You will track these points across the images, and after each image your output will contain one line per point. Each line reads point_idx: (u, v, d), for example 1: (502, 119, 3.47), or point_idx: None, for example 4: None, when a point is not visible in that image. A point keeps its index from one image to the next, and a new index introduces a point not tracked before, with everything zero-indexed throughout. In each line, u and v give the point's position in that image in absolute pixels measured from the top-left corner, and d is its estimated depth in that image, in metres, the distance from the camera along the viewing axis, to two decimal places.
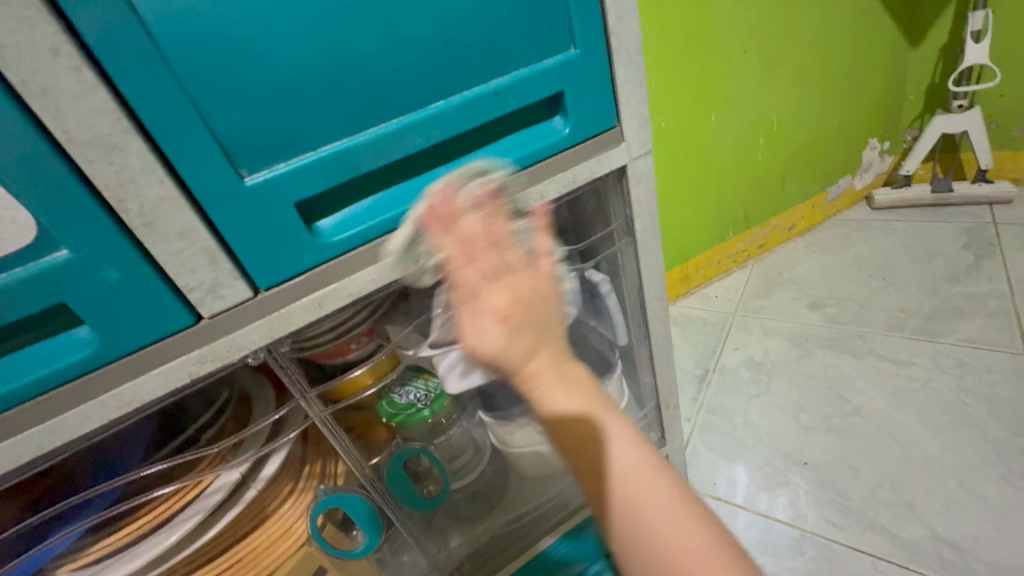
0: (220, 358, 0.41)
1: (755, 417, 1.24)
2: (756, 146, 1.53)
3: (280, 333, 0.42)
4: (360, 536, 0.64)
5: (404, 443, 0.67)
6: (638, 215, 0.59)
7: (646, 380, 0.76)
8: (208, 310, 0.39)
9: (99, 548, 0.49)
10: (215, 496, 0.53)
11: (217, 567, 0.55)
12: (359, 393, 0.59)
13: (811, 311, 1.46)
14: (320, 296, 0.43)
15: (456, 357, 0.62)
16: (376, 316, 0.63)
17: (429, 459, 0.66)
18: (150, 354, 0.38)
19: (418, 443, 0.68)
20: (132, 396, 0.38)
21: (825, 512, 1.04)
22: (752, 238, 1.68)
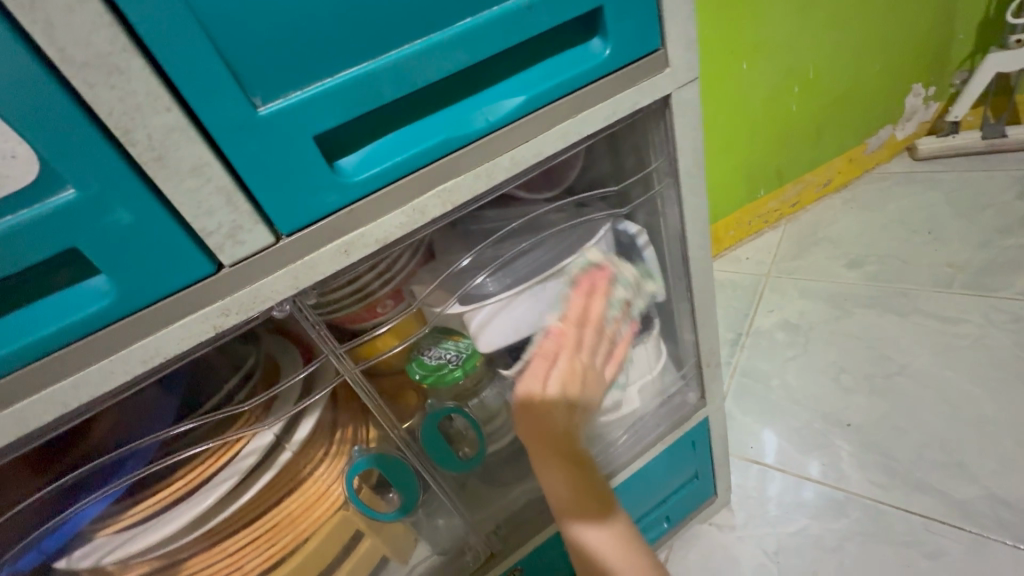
0: (245, 311, 0.38)
1: (793, 379, 1.19)
2: (790, 96, 1.44)
3: (305, 283, 0.39)
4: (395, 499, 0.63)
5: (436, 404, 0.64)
6: (682, 152, 0.54)
7: (686, 337, 0.72)
8: (229, 257, 0.36)
9: (138, 511, 0.49)
10: (249, 459, 0.52)
11: (256, 530, 0.55)
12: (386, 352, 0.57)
13: (849, 269, 1.39)
14: (346, 242, 0.39)
15: (490, 314, 0.59)
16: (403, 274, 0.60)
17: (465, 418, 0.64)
18: (171, 306, 0.36)
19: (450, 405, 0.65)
20: (156, 350, 0.36)
21: (870, 474, 1.00)
22: (784, 197, 1.59)
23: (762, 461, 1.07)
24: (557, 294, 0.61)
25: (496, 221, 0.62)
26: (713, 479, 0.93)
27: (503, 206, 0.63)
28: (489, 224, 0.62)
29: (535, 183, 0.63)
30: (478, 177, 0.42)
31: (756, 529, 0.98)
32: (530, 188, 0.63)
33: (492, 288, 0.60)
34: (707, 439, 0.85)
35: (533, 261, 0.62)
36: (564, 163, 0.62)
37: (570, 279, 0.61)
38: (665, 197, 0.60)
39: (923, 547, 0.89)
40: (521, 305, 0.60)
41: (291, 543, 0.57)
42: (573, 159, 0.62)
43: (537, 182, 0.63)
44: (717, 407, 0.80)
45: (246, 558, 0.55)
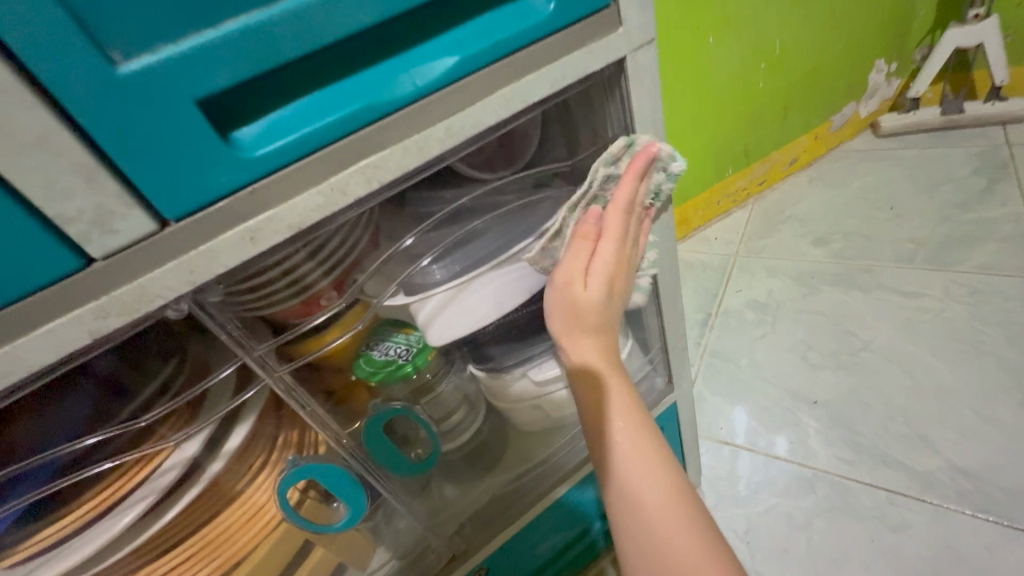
0: (129, 312, 0.32)
1: (761, 358, 1.19)
2: (757, 73, 1.41)
3: (204, 277, 0.34)
4: (342, 508, 0.58)
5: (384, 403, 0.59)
6: (639, 123, 0.49)
7: (652, 322, 0.69)
8: (99, 249, 0.30)
9: (33, 543, 0.43)
10: (168, 475, 0.46)
11: (184, 552, 0.50)
12: (322, 350, 0.53)
13: (815, 247, 1.39)
14: (251, 228, 0.34)
15: (438, 305, 0.54)
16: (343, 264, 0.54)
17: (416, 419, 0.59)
18: (30, 309, 0.29)
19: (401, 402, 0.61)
20: (17, 361, 0.30)
21: (837, 450, 1.00)
22: (752, 175, 1.58)
23: (733, 441, 1.06)
24: (513, 279, 0.56)
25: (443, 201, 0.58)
26: (683, 464, 0.92)
27: (453, 183, 0.58)
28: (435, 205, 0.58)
29: (487, 160, 0.58)
30: (407, 151, 0.37)
31: (726, 510, 0.97)
32: (481, 165, 0.57)
33: (439, 276, 0.54)
34: (676, 424, 0.83)
35: (487, 244, 0.57)
36: (518, 135, 0.57)
37: (526, 267, 0.57)
38: None
39: (887, 520, 0.90)
40: (472, 294, 0.54)
41: (226, 563, 0.52)
42: (526, 132, 0.57)
43: (489, 159, 0.58)
44: (684, 392, 0.77)
45: None
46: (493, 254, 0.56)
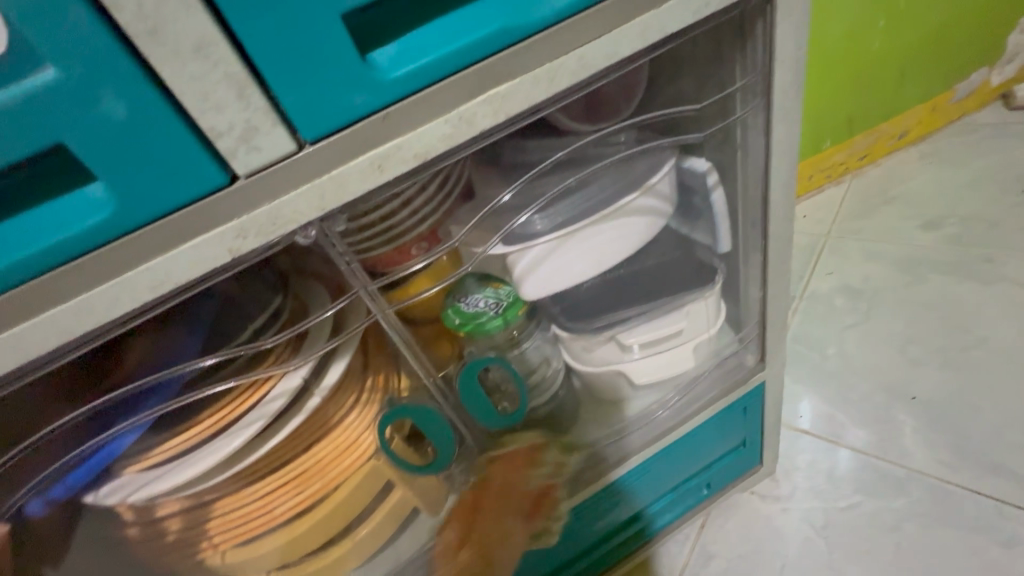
0: (265, 234, 0.32)
1: (851, 347, 1.09)
2: (873, 31, 1.26)
3: (333, 204, 0.33)
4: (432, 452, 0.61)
5: (476, 352, 0.60)
6: (779, 66, 0.44)
7: (753, 294, 0.64)
8: (244, 167, 0.30)
9: (161, 451, 0.46)
10: (277, 402, 0.49)
11: (286, 474, 0.54)
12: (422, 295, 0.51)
13: (924, 231, 1.25)
14: (379, 155, 0.33)
15: (537, 257, 0.53)
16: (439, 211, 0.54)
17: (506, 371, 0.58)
18: (180, 223, 0.30)
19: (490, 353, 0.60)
20: (165, 274, 0.31)
21: (937, 452, 0.92)
22: (851, 149, 1.41)
23: (817, 433, 0.99)
24: (611, 236, 0.54)
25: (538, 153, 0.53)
26: (760, 448, 0.87)
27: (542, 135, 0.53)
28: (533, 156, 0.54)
29: (581, 113, 0.52)
30: (538, 82, 0.35)
31: (802, 501, 0.92)
32: (575, 117, 0.52)
33: (540, 227, 0.53)
34: (760, 406, 0.79)
35: (590, 197, 0.54)
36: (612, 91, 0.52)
37: (629, 222, 0.54)
38: (748, 125, 0.51)
39: (993, 533, 0.83)
40: (572, 248, 0.53)
41: (320, 491, 0.56)
42: (631, 83, 0.52)
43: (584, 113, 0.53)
44: (776, 372, 0.73)
45: (275, 502, 0.55)
46: (595, 208, 0.53)
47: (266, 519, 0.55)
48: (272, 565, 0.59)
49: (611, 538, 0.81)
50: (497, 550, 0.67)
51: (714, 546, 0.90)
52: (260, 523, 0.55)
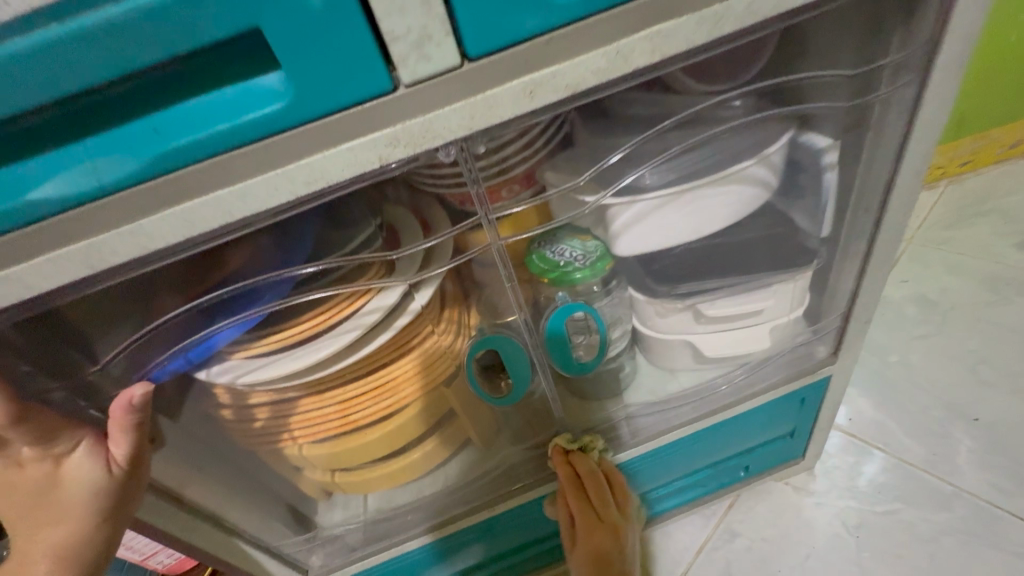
0: (413, 146, 0.33)
1: (916, 358, 1.05)
2: (1012, 22, 1.13)
3: (479, 125, 0.34)
4: (507, 385, 0.64)
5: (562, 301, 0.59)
6: (949, 39, 0.41)
7: (844, 283, 0.62)
8: (410, 75, 0.31)
9: (265, 343, 0.50)
10: (372, 315, 0.52)
11: (365, 385, 0.58)
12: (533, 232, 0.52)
13: (1020, 250, 1.16)
14: (532, 81, 0.33)
15: (640, 213, 0.52)
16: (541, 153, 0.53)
17: (593, 319, 0.59)
18: (340, 123, 0.32)
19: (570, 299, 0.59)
20: (321, 172, 0.32)
21: (992, 476, 0.89)
22: (954, 152, 1.30)
23: (864, 437, 0.97)
24: (717, 203, 0.53)
25: (650, 111, 0.52)
26: (806, 441, 0.87)
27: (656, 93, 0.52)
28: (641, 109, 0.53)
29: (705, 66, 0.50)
30: (704, 22, 0.33)
31: (837, 499, 0.91)
32: (698, 74, 0.50)
33: (650, 182, 0.51)
34: (819, 399, 0.78)
35: (702, 158, 0.52)
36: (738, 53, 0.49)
37: (737, 188, 0.53)
38: (890, 102, 0.48)
39: None
40: (676, 210, 0.52)
41: (394, 404, 0.60)
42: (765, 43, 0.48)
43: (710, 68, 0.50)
44: (844, 367, 0.71)
45: (352, 409, 0.59)
46: (705, 170, 0.52)
47: (343, 423, 0.60)
48: (338, 464, 0.65)
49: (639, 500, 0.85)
50: (541, 490, 0.72)
51: (739, 525, 0.92)
52: (337, 425, 0.60)
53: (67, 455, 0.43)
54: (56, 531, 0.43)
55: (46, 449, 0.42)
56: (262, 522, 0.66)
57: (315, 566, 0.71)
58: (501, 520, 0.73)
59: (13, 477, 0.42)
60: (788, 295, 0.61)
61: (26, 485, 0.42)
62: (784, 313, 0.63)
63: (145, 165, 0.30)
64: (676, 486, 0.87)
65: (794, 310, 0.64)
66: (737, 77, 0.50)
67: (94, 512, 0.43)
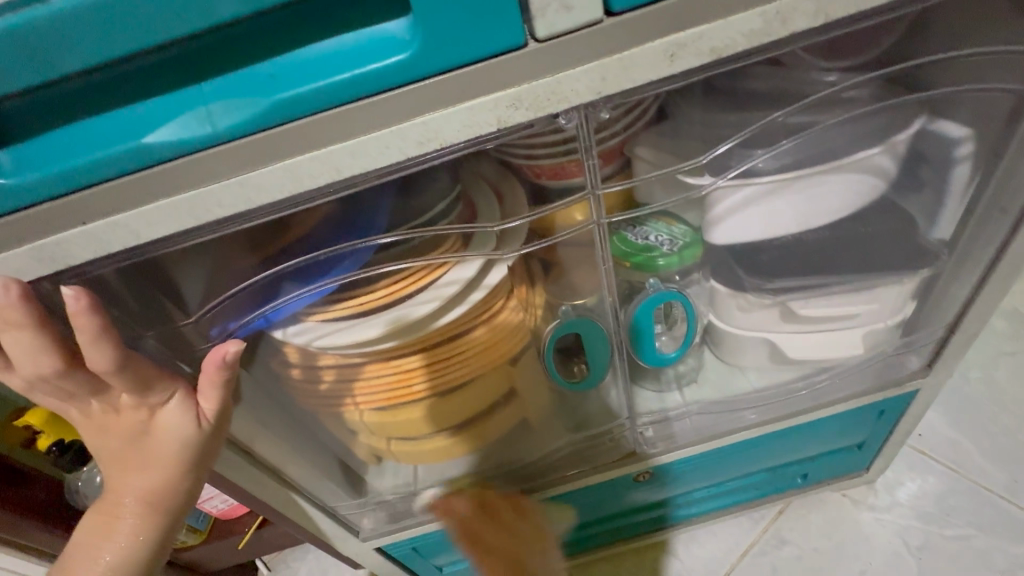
0: (537, 109, 0.30)
1: (1001, 376, 0.97)
2: None
3: (610, 91, 0.30)
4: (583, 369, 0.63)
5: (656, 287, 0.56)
6: None
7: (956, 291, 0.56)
8: (546, 29, 0.28)
9: (341, 308, 0.49)
10: (449, 288, 0.51)
11: (432, 358, 0.57)
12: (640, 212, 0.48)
13: None
14: (676, 42, 0.29)
15: (745, 199, 0.48)
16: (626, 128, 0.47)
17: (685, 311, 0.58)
18: (462, 80, 0.29)
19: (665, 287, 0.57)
20: (436, 133, 0.30)
21: None
22: None
23: (935, 455, 0.91)
24: (834, 192, 0.48)
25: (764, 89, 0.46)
26: (874, 454, 0.82)
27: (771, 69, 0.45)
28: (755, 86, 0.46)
29: (839, 42, 0.43)
30: None
31: (900, 517, 0.86)
32: (829, 50, 0.43)
33: (763, 167, 0.46)
34: (898, 412, 0.73)
35: (823, 142, 0.47)
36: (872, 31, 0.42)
37: (856, 178, 0.48)
38: None
39: None
40: (788, 197, 0.48)
41: (458, 379, 0.59)
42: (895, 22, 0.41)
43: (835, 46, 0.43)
44: (936, 382, 0.66)
45: (416, 380, 0.58)
46: (823, 156, 0.47)
47: (406, 394, 0.59)
48: (395, 433, 0.65)
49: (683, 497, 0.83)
50: (596, 477, 0.72)
51: (790, 533, 0.88)
52: (402, 395, 0.60)
53: (160, 406, 0.43)
54: (143, 478, 0.44)
55: (143, 399, 0.42)
56: (319, 482, 0.68)
57: (366, 529, 0.74)
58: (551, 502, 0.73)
59: (110, 421, 0.43)
60: (897, 302, 0.56)
61: (121, 431, 0.43)
62: (885, 319, 0.58)
63: (261, 114, 0.28)
64: (729, 487, 0.83)
65: (896, 318, 0.58)
66: (865, 55, 0.43)
67: (181, 462, 0.44)
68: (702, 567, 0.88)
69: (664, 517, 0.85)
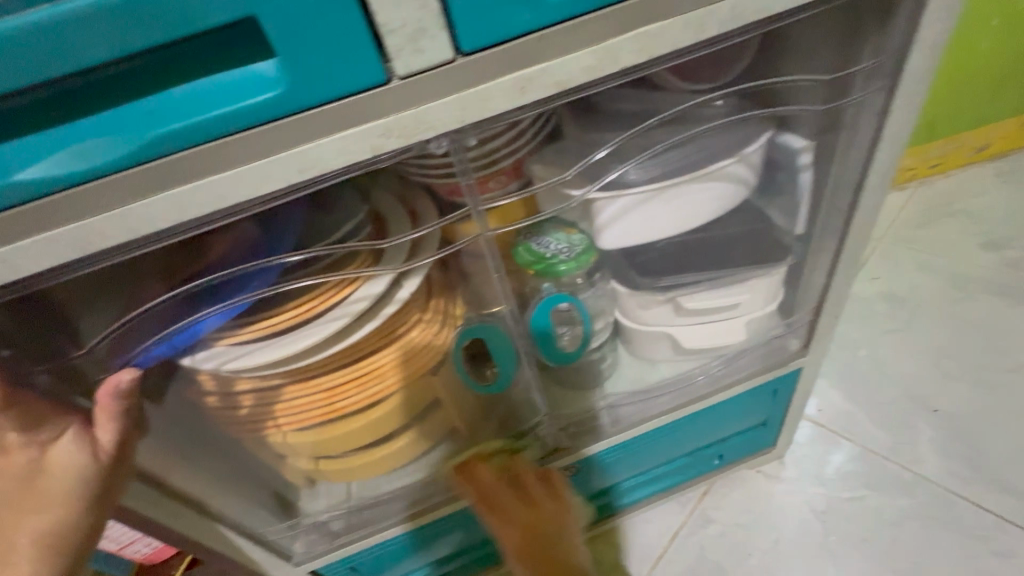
0: (405, 138, 0.34)
1: (884, 352, 1.09)
2: (983, 30, 1.17)
3: (472, 119, 0.34)
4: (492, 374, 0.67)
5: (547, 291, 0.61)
6: (919, 47, 0.43)
7: (816, 280, 0.65)
8: (403, 68, 0.32)
9: (252, 330, 0.50)
10: (359, 304, 0.53)
11: (351, 373, 0.58)
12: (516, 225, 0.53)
13: (982, 251, 1.21)
14: (525, 76, 0.34)
15: (622, 209, 0.54)
16: (524, 148, 0.53)
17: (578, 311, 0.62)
18: (333, 113, 0.32)
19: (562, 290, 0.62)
20: (314, 161, 0.33)
21: (950, 464, 0.94)
22: (926, 155, 1.34)
23: (832, 427, 1.01)
24: (698, 199, 0.55)
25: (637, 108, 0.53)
26: (777, 430, 0.91)
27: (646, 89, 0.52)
28: (632, 106, 0.53)
29: (695, 67, 0.50)
30: (690, 26, 0.35)
31: (807, 487, 0.95)
32: (686, 73, 0.50)
33: (635, 177, 0.53)
34: (790, 389, 0.81)
35: (686, 156, 0.53)
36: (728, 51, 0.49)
37: (716, 186, 0.55)
38: (863, 107, 0.50)
39: (988, 543, 0.86)
40: (661, 205, 0.54)
41: (380, 392, 0.61)
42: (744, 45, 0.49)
43: (698, 68, 0.50)
44: (815, 359, 0.74)
45: (338, 397, 0.60)
46: (688, 168, 0.53)
47: (328, 411, 0.60)
48: (322, 452, 0.66)
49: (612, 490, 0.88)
50: (530, 475, 0.73)
51: (714, 511, 0.95)
52: (324, 412, 0.60)
53: (52, 443, 0.43)
54: (36, 521, 0.42)
55: (31, 436, 0.43)
56: (247, 509, 0.67)
57: (298, 553, 0.72)
58: None
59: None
60: (758, 289, 0.64)
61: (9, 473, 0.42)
62: (762, 305, 0.66)
63: (139, 149, 0.30)
64: (657, 474, 0.90)
65: (765, 303, 0.66)
66: (718, 80, 0.51)
67: (81, 498, 0.43)
68: (638, 553, 0.93)
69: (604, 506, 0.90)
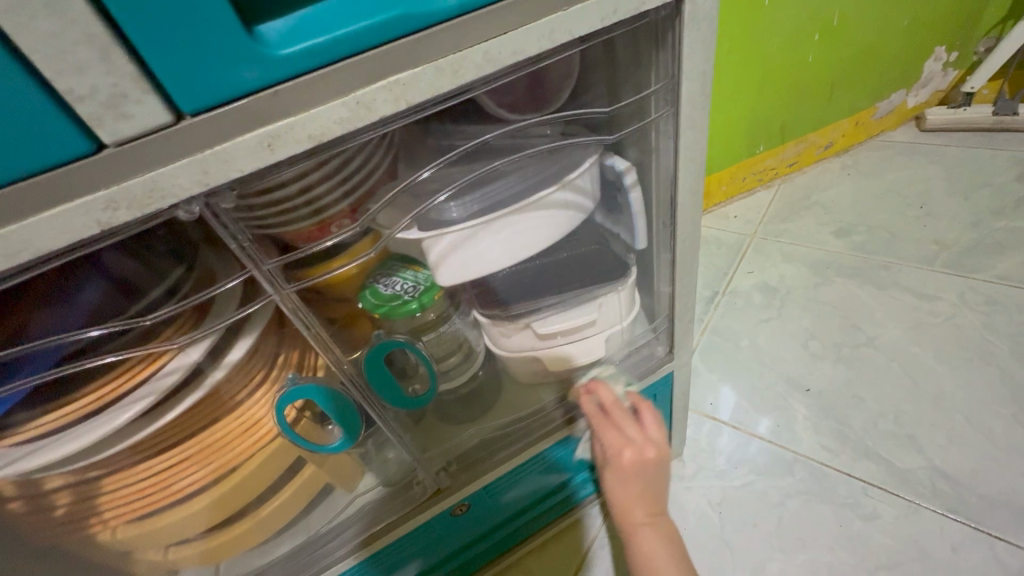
0: (138, 207, 0.31)
1: (762, 341, 1.18)
2: (809, 45, 1.32)
3: (218, 180, 0.32)
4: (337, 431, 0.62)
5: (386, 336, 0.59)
6: (687, 76, 0.46)
7: (664, 290, 0.68)
8: (112, 136, 0.28)
9: (35, 426, 0.43)
10: (171, 378, 0.47)
11: (183, 451, 0.53)
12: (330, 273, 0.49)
13: (836, 237, 1.34)
14: (270, 133, 0.32)
15: (453, 244, 0.53)
16: (360, 189, 0.52)
17: (416, 354, 0.60)
18: (38, 187, 0.28)
19: (402, 336, 0.60)
20: (23, 243, 0.29)
21: (822, 439, 1.01)
22: (783, 155, 1.49)
23: (722, 419, 1.07)
24: (528, 227, 0.55)
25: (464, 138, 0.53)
26: (669, 432, 0.94)
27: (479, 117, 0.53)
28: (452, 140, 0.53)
29: (520, 102, 0.51)
30: (440, 72, 0.35)
31: (704, 481, 1.00)
32: (513, 107, 0.51)
33: (456, 214, 0.53)
34: (669, 393, 0.84)
35: (508, 188, 0.55)
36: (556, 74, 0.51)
37: (545, 213, 0.56)
38: (660, 129, 0.53)
39: (859, 509, 0.92)
40: (490, 236, 0.54)
41: (225, 466, 0.56)
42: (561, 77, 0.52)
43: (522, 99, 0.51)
44: (684, 362, 0.78)
45: (172, 479, 0.54)
46: (513, 198, 0.54)
47: (161, 496, 0.54)
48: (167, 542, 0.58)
49: (566, 485, 0.86)
50: (406, 525, 0.69)
51: None
52: (157, 498, 0.54)
53: None
54: None
55: None
56: None
57: None
58: (371, 565, 0.70)
59: None
60: (605, 309, 0.65)
61: None
62: (619, 319, 0.68)
63: None
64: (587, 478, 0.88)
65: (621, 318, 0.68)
66: (542, 110, 0.53)
67: None
68: None
69: (566, 500, 0.88)
